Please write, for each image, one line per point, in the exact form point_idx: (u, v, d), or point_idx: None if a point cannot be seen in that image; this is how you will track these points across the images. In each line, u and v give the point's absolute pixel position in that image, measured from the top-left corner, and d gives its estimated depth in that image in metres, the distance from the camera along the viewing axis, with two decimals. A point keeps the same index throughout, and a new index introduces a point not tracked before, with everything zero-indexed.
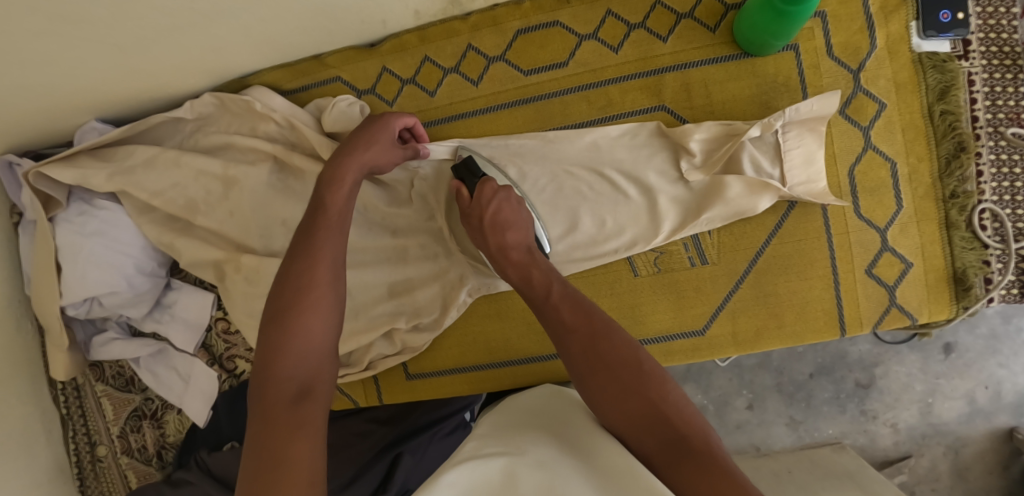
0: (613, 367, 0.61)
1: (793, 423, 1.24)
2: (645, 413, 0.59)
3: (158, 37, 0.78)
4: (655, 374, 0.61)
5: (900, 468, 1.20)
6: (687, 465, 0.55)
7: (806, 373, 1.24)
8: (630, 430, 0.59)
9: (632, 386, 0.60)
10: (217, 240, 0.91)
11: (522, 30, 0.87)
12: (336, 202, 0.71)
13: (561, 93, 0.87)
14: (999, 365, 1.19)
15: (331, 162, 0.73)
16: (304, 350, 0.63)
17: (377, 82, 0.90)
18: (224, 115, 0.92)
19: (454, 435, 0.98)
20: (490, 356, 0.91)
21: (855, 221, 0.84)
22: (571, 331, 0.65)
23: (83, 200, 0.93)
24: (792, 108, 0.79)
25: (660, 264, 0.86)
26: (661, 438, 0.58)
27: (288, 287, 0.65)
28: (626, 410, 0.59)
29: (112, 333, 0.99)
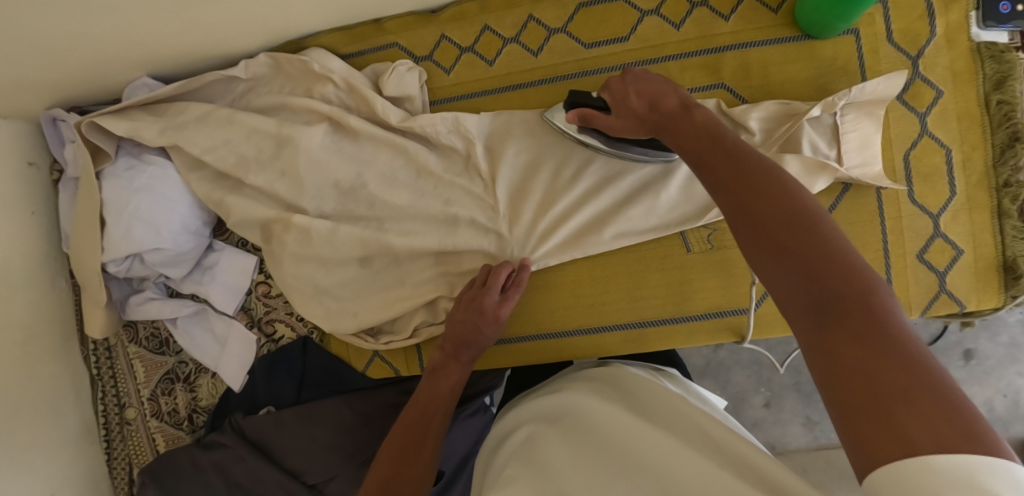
0: (784, 222, 0.52)
1: (808, 423, 1.33)
2: (810, 266, 0.49)
3: None
4: (833, 231, 0.50)
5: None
6: (843, 325, 0.46)
7: None
8: (788, 283, 0.50)
9: (802, 238, 0.50)
10: (265, 200, 0.90)
11: (584, 3, 0.87)
12: (471, 342, 0.82)
13: (620, 68, 0.87)
14: (1019, 375, 1.27)
15: (454, 338, 0.82)
16: (445, 386, 0.81)
17: (434, 49, 0.90)
18: (278, 76, 0.91)
19: (476, 417, 1.00)
20: (538, 328, 0.91)
21: (907, 205, 0.85)
22: (732, 179, 0.57)
23: (131, 154, 0.92)
24: (857, 87, 0.80)
25: (712, 241, 0.86)
26: (808, 297, 0.48)
27: (444, 347, 0.83)
28: (793, 265, 0.50)
29: (151, 293, 0.97)
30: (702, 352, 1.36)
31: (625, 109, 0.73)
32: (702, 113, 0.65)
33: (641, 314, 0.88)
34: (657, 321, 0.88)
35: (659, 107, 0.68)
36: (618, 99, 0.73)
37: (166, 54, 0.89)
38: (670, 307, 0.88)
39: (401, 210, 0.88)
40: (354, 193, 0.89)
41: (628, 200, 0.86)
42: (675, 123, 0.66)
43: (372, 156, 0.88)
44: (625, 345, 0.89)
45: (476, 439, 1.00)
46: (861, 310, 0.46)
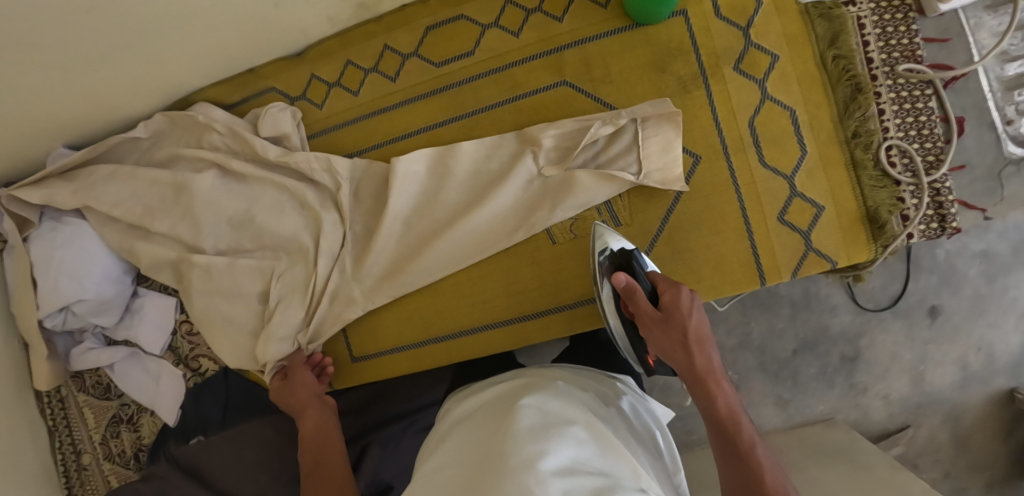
0: (707, 399, 0.70)
1: (780, 402, 1.30)
2: (714, 426, 0.69)
3: (102, 61, 0.87)
4: (714, 369, 0.71)
5: (896, 440, 1.27)
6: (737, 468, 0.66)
7: (789, 350, 1.29)
8: (703, 411, 0.71)
9: (707, 383, 0.70)
10: (172, 244, 0.98)
11: (431, 27, 0.93)
12: (307, 397, 0.88)
13: (469, 80, 0.92)
14: (989, 326, 1.23)
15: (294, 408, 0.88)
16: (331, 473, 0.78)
17: (307, 88, 0.98)
18: (175, 130, 1.00)
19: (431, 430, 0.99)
20: (425, 334, 0.94)
21: (760, 171, 0.86)
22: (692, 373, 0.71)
23: (54, 218, 1.02)
24: (627, 110, 0.87)
25: (576, 230, 0.89)
26: (718, 436, 0.69)
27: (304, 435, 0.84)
28: (720, 442, 0.69)
29: (89, 343, 1.06)
30: None
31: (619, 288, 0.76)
32: (694, 324, 0.72)
33: (519, 308, 0.91)
34: (536, 313, 0.91)
35: (654, 321, 0.74)
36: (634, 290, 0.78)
37: (71, 124, 0.98)
38: (546, 299, 0.91)
39: (289, 238, 0.94)
40: (245, 226, 0.96)
41: (496, 200, 0.89)
42: (652, 331, 0.74)
43: (260, 192, 0.96)
44: (509, 340, 0.92)
45: None
46: (733, 440, 0.68)
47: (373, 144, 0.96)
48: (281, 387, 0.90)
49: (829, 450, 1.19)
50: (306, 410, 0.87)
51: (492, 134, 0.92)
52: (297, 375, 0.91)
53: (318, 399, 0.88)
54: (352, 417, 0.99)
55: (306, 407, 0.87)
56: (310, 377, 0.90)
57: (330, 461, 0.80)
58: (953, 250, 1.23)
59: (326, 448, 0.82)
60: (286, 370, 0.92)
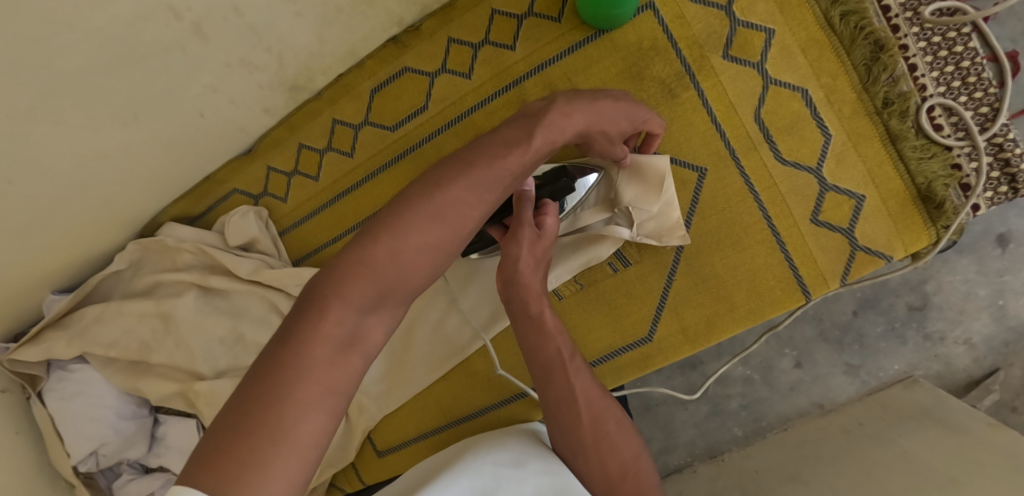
0: (571, 414, 0.68)
1: (851, 370, 1.15)
2: (560, 394, 0.68)
3: (50, 215, 0.80)
4: (573, 367, 0.69)
5: (989, 388, 1.09)
6: (598, 458, 0.67)
7: (848, 312, 1.15)
8: (558, 397, 0.69)
9: (554, 372, 0.69)
10: (175, 373, 0.94)
11: (375, 88, 0.83)
12: (471, 210, 0.56)
13: (430, 138, 0.82)
14: None
15: (429, 181, 0.57)
16: (383, 303, 0.53)
17: (267, 183, 0.90)
18: (150, 256, 0.95)
19: None
20: (447, 416, 0.87)
21: (779, 170, 0.74)
22: (542, 353, 0.69)
23: (61, 366, 0.99)
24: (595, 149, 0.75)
25: (580, 279, 0.79)
26: (583, 451, 0.68)
27: (373, 223, 0.55)
28: (578, 449, 0.68)
29: (127, 474, 1.03)
30: None
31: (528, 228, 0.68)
32: (551, 318, 0.69)
33: None
34: None
35: (526, 315, 0.69)
36: (592, 143, 0.64)
37: (48, 277, 0.93)
38: None
39: None
40: (238, 342, 0.91)
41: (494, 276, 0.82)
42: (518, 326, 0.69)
43: (244, 304, 0.90)
44: (534, 410, 0.83)
45: None
46: (600, 441, 0.68)
47: (347, 227, 0.87)
48: (544, 109, 0.61)
49: (915, 414, 1.01)
50: (400, 213, 0.55)
51: None
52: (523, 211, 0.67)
53: (485, 188, 0.57)
54: None
55: (447, 185, 0.56)
56: (542, 146, 0.58)
57: (352, 285, 0.52)
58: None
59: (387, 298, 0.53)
60: (555, 104, 0.61)
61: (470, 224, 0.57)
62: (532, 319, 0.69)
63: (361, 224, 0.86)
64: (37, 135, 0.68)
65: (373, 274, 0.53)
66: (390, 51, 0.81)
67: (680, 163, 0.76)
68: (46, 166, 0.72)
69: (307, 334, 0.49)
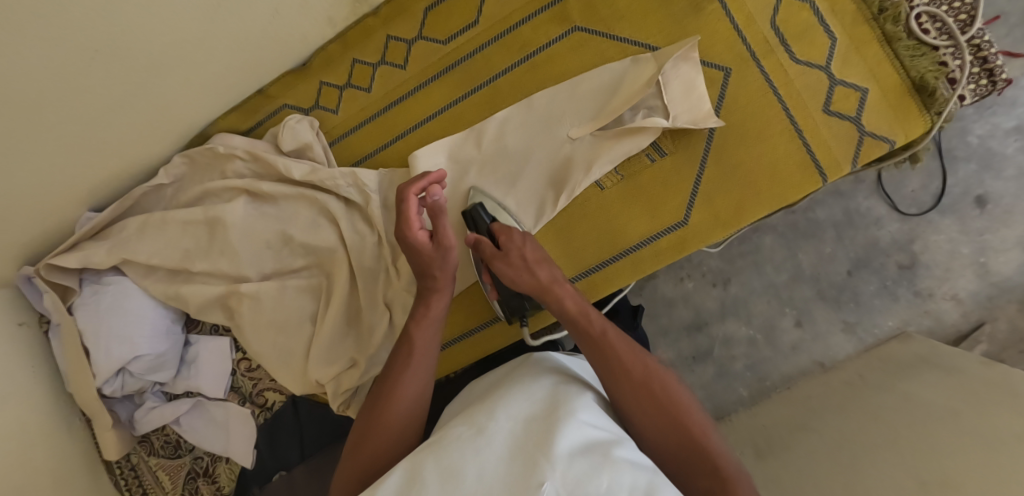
0: (613, 360, 0.71)
1: (848, 328, 1.19)
2: (577, 310, 0.75)
3: (121, 103, 0.85)
4: (570, 293, 0.76)
5: (976, 339, 1.13)
6: (622, 370, 0.70)
7: (843, 272, 1.19)
8: (577, 317, 0.74)
9: (549, 289, 0.76)
10: (216, 280, 0.96)
11: (430, 6, 0.91)
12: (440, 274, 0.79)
13: (480, 49, 0.91)
14: None
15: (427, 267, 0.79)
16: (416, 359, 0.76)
17: (318, 96, 0.96)
18: (197, 170, 0.98)
19: None
20: (493, 311, 0.92)
21: (794, 68, 0.84)
22: (552, 284, 0.77)
23: (94, 281, 1.00)
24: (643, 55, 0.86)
25: (621, 171, 0.87)
26: (607, 363, 0.71)
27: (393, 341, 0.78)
28: (601, 360, 0.71)
29: (150, 402, 1.03)
30: (713, 295, 1.23)
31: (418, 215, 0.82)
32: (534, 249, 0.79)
33: (582, 264, 0.89)
34: (600, 263, 0.89)
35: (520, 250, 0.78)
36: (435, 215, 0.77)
37: (98, 185, 0.96)
38: (609, 248, 0.88)
39: (331, 250, 0.93)
40: (285, 247, 0.94)
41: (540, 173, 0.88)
42: (542, 292, 0.77)
43: (293, 211, 0.94)
44: None
45: None
46: (622, 344, 0.72)
47: (397, 135, 0.94)
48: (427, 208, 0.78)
49: (913, 362, 1.03)
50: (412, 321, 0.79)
51: (515, 97, 0.90)
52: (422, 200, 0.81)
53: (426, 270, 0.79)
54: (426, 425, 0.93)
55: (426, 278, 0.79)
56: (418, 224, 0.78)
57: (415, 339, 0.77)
58: (986, 134, 1.13)
59: (405, 366, 0.75)
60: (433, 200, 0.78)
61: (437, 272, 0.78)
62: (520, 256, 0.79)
63: (411, 130, 0.93)
64: (130, 12, 0.74)
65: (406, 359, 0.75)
66: None
67: (708, 64, 0.86)
68: (134, 49, 0.79)
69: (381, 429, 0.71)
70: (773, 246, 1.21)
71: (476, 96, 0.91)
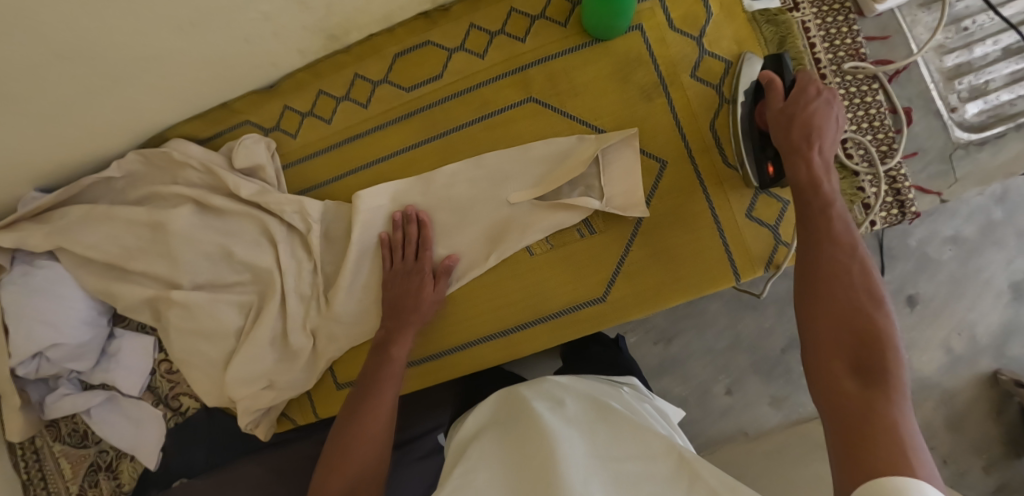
0: (852, 325, 0.65)
1: (775, 402, 1.25)
2: (827, 238, 0.71)
3: (79, 100, 0.86)
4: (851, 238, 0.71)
5: None
6: (846, 340, 0.64)
7: (778, 348, 1.26)
8: (824, 248, 0.71)
9: (407, 320, 0.88)
10: (150, 282, 0.98)
11: (399, 53, 0.95)
12: (415, 312, 0.89)
13: (440, 102, 0.95)
14: (967, 310, 1.19)
15: (396, 311, 0.89)
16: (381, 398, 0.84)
17: (280, 119, 0.98)
18: (150, 170, 1.00)
19: (429, 459, 1.02)
20: (413, 353, 0.95)
21: (725, 171, 0.90)
22: (819, 210, 0.73)
23: (26, 262, 0.99)
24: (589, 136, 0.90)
25: (552, 240, 0.91)
26: (828, 320, 0.66)
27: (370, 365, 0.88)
28: (845, 316, 0.66)
29: (64, 389, 1.03)
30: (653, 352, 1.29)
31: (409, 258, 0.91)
32: (429, 293, 0.89)
33: (503, 321, 0.93)
34: (519, 325, 0.92)
35: (402, 312, 0.89)
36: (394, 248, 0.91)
37: (48, 168, 0.97)
38: (531, 311, 0.92)
39: (267, 270, 0.95)
40: (224, 260, 0.96)
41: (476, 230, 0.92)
42: (803, 200, 0.75)
43: (236, 226, 0.96)
44: (496, 356, 0.94)
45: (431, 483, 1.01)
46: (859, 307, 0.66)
47: (349, 169, 0.97)
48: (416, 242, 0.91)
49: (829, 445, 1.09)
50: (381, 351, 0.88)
51: (467, 153, 0.94)
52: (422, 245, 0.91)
53: (398, 308, 0.89)
54: None
55: (403, 314, 0.89)
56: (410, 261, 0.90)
57: (383, 387, 0.85)
58: (924, 239, 1.19)
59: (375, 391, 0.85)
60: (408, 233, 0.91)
61: (420, 310, 0.89)
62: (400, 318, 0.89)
63: (363, 168, 0.97)
64: (94, 23, 0.75)
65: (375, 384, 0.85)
66: (419, 24, 0.95)
67: (648, 154, 0.91)
68: (97, 55, 0.80)
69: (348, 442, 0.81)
70: (717, 311, 1.27)
71: (431, 145, 0.95)
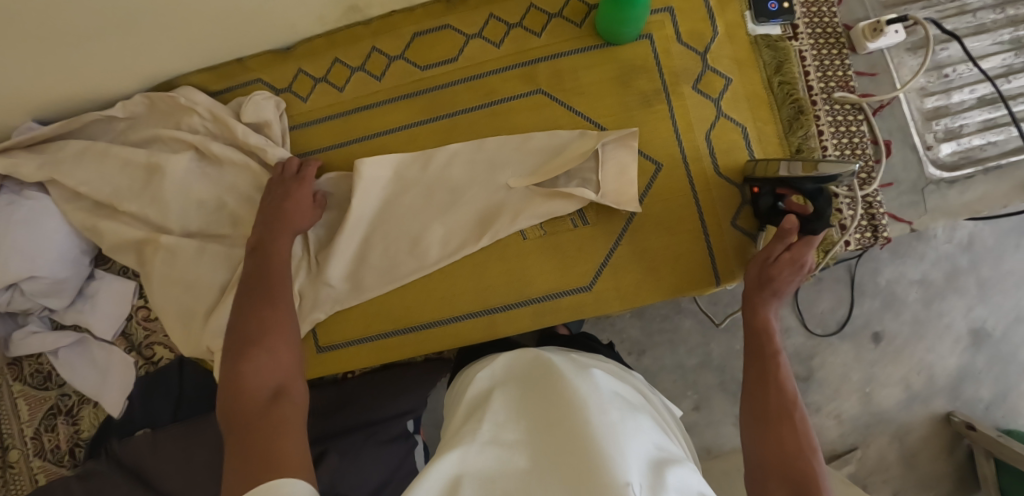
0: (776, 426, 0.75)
1: (738, 421, 1.30)
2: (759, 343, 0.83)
3: (92, 35, 0.86)
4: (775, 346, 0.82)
5: (847, 459, 1.23)
6: (774, 434, 0.74)
7: None
8: (760, 355, 0.82)
9: (274, 258, 0.86)
10: (139, 225, 0.97)
11: (417, 33, 0.98)
12: (280, 249, 0.87)
13: (450, 85, 0.97)
14: (927, 350, 1.25)
15: (268, 240, 0.87)
16: (279, 343, 0.77)
17: (293, 81, 1.00)
18: (153, 115, 1.00)
19: (392, 444, 1.03)
20: (394, 324, 0.95)
21: (715, 179, 0.94)
22: (755, 323, 0.84)
23: (13, 191, 0.97)
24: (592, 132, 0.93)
25: (544, 226, 0.93)
26: (756, 419, 0.77)
27: (251, 303, 0.81)
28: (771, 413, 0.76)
29: (33, 326, 1.01)
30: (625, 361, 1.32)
31: (290, 172, 0.92)
32: (288, 224, 0.88)
33: (486, 301, 0.94)
34: (503, 306, 0.93)
35: (265, 247, 0.87)
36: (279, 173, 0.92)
37: (49, 99, 0.97)
38: (515, 294, 0.93)
39: None
40: (217, 212, 0.96)
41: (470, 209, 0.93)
42: (746, 318, 0.85)
43: (233, 179, 0.97)
44: (475, 335, 0.94)
45: (390, 467, 1.02)
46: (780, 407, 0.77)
47: (354, 139, 0.98)
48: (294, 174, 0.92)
49: None
50: (251, 295, 0.82)
51: (469, 136, 0.96)
52: (305, 176, 0.92)
53: (276, 230, 0.87)
54: (326, 418, 1.06)
55: (278, 245, 0.87)
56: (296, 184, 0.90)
57: (276, 339, 0.77)
58: (893, 278, 1.25)
59: (261, 332, 0.77)
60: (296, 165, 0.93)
61: (282, 247, 0.87)
62: (269, 254, 0.86)
63: (367, 138, 0.98)
64: None
65: (270, 333, 0.78)
66: (438, 8, 0.98)
67: (645, 155, 0.94)
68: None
69: (245, 392, 0.71)
70: (690, 329, 1.31)
71: (435, 124, 0.97)
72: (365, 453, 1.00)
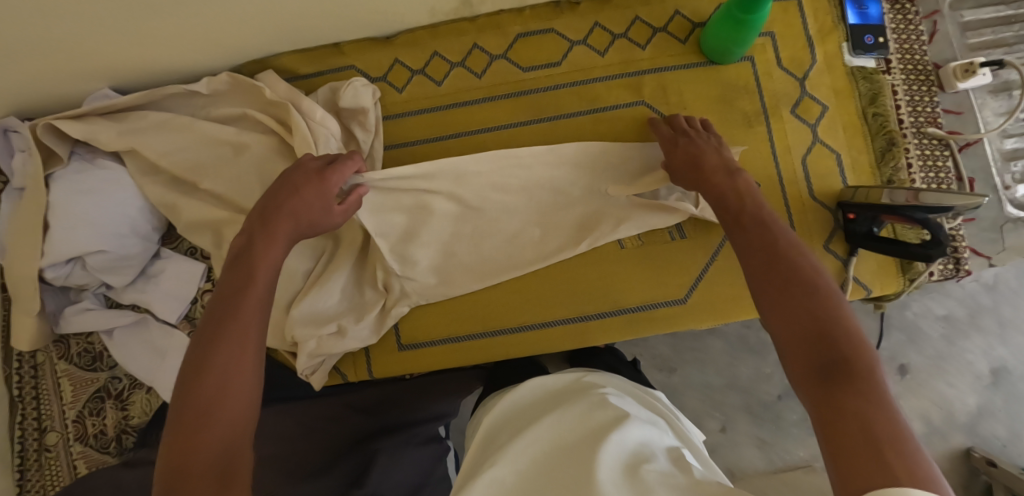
0: (817, 346, 0.55)
1: (762, 444, 1.22)
2: (761, 252, 0.65)
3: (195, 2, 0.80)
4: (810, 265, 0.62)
5: None
6: (812, 352, 0.55)
7: (773, 394, 1.23)
8: (755, 262, 0.65)
9: (267, 242, 0.72)
10: (216, 204, 0.92)
11: (522, 34, 0.97)
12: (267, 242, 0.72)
13: (554, 88, 0.97)
14: (948, 385, 1.16)
15: (262, 224, 0.74)
16: (242, 339, 0.64)
17: (388, 71, 0.97)
18: (237, 93, 0.95)
19: (428, 447, 0.89)
20: (484, 325, 0.93)
21: (810, 203, 0.95)
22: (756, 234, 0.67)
23: (84, 159, 0.93)
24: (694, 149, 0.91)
25: (643, 236, 0.93)
26: (810, 336, 0.56)
27: (226, 290, 0.67)
28: (810, 335, 0.56)
29: (87, 303, 0.95)
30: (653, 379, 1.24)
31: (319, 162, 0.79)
32: (312, 200, 0.76)
33: (581, 307, 0.92)
34: (598, 314, 0.92)
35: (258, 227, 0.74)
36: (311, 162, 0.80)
37: (128, 65, 0.91)
38: (611, 301, 0.92)
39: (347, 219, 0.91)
40: None
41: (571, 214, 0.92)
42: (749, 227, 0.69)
43: None
44: (567, 340, 0.92)
45: (427, 474, 0.87)
46: (831, 331, 0.56)
47: (452, 134, 0.97)
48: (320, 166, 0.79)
49: None
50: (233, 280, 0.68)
51: (571, 141, 0.96)
52: (333, 173, 0.78)
53: (264, 225, 0.74)
54: (370, 414, 0.92)
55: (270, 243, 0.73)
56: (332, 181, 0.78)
57: (235, 336, 0.64)
58: (919, 312, 1.17)
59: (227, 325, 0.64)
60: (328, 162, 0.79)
61: (274, 244, 0.73)
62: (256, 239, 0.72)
63: (467, 134, 0.96)
64: None
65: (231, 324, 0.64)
66: (546, 12, 0.98)
67: None
68: None
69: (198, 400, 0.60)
70: (720, 350, 1.24)
71: (537, 126, 0.96)
72: (406, 455, 0.85)
